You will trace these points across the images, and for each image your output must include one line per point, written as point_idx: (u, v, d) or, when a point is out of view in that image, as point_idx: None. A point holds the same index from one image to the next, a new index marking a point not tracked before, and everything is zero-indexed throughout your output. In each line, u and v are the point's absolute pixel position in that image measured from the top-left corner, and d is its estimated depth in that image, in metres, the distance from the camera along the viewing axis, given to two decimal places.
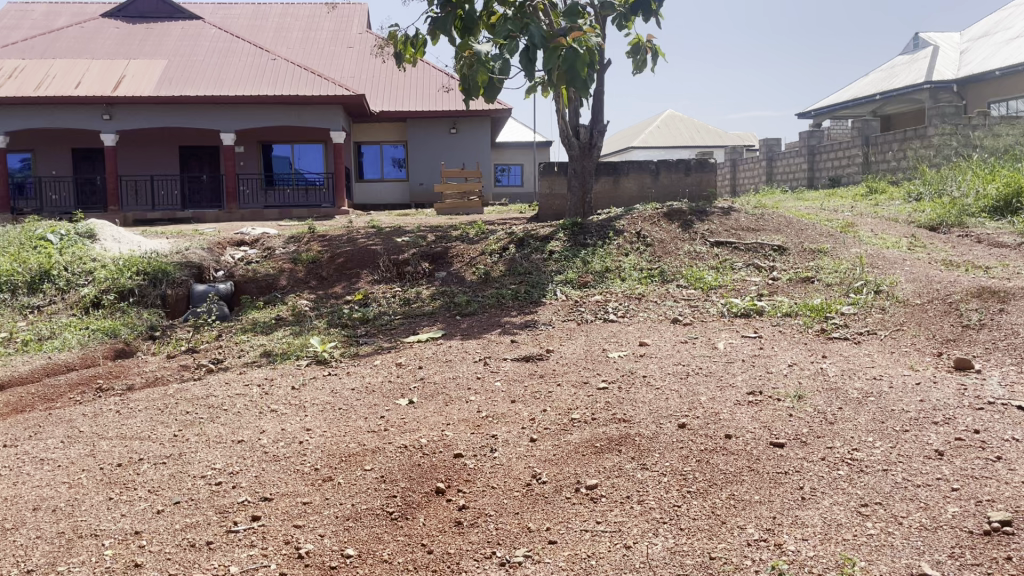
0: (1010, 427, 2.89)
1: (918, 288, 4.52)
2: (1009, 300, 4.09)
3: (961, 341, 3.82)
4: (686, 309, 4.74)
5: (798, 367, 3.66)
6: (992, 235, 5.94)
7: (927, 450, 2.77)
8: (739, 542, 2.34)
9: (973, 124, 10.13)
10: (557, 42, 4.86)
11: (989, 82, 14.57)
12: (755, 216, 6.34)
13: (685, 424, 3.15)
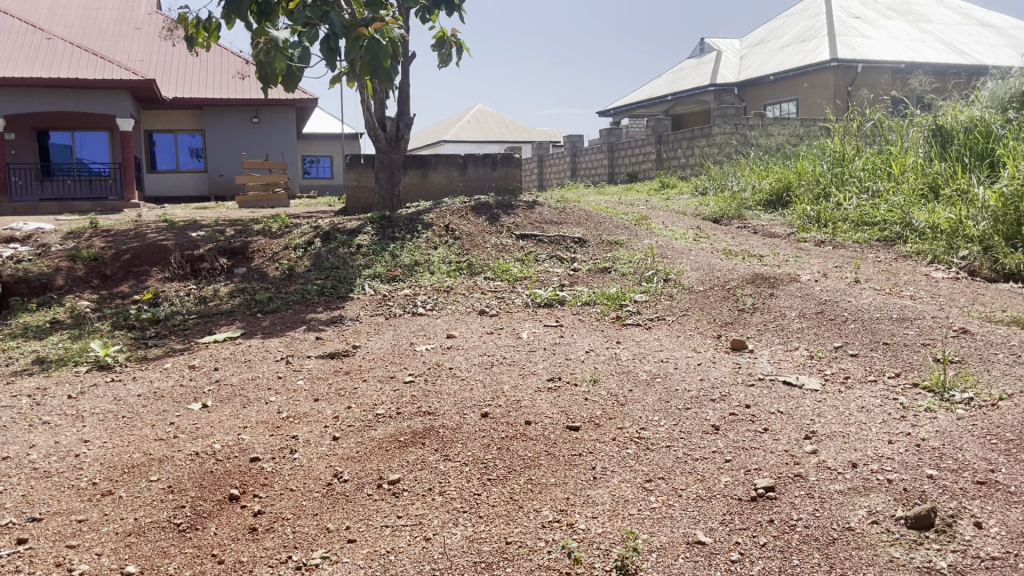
0: (777, 400, 3.18)
1: (701, 276, 4.86)
2: (777, 285, 4.50)
3: (738, 324, 4.16)
4: (492, 300, 4.81)
5: (594, 353, 3.82)
6: (766, 226, 6.50)
7: (705, 425, 2.98)
8: (534, 525, 2.41)
9: (750, 124, 11.04)
10: (359, 33, 4.77)
11: (766, 86, 15.93)
12: (558, 209, 6.56)
13: (487, 413, 3.20)
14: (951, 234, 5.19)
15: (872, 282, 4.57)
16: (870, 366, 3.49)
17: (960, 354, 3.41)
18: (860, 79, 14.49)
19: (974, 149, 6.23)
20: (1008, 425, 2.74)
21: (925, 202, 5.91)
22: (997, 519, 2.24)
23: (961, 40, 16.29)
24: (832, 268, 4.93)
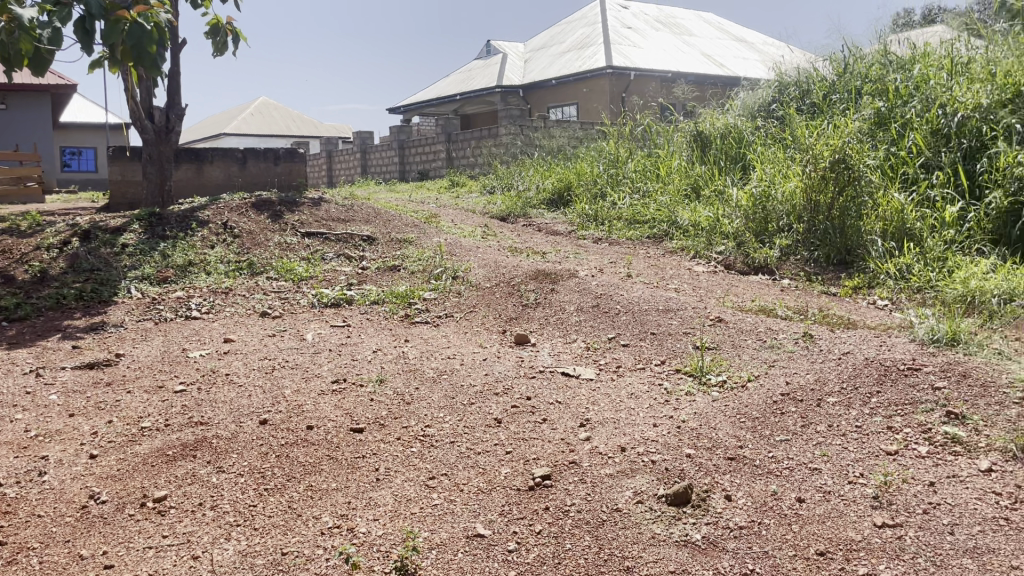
0: (555, 391, 3.31)
1: (488, 273, 4.95)
2: (558, 281, 4.68)
3: (521, 319, 4.28)
4: (275, 301, 4.62)
5: (380, 353, 3.77)
6: (549, 224, 6.76)
7: (488, 419, 3.04)
8: (313, 532, 2.33)
9: (533, 125, 11.43)
10: (119, 15, 4.40)
11: (549, 89, 16.59)
12: (344, 207, 6.43)
13: (266, 420, 3.06)
14: (710, 231, 5.69)
15: (643, 276, 4.88)
16: (639, 354, 3.73)
17: (716, 341, 3.72)
18: (634, 85, 15.47)
19: (728, 153, 6.83)
20: (754, 405, 3.03)
21: (688, 202, 6.40)
22: (744, 491, 2.47)
23: (719, 54, 17.87)
24: (608, 264, 5.21)
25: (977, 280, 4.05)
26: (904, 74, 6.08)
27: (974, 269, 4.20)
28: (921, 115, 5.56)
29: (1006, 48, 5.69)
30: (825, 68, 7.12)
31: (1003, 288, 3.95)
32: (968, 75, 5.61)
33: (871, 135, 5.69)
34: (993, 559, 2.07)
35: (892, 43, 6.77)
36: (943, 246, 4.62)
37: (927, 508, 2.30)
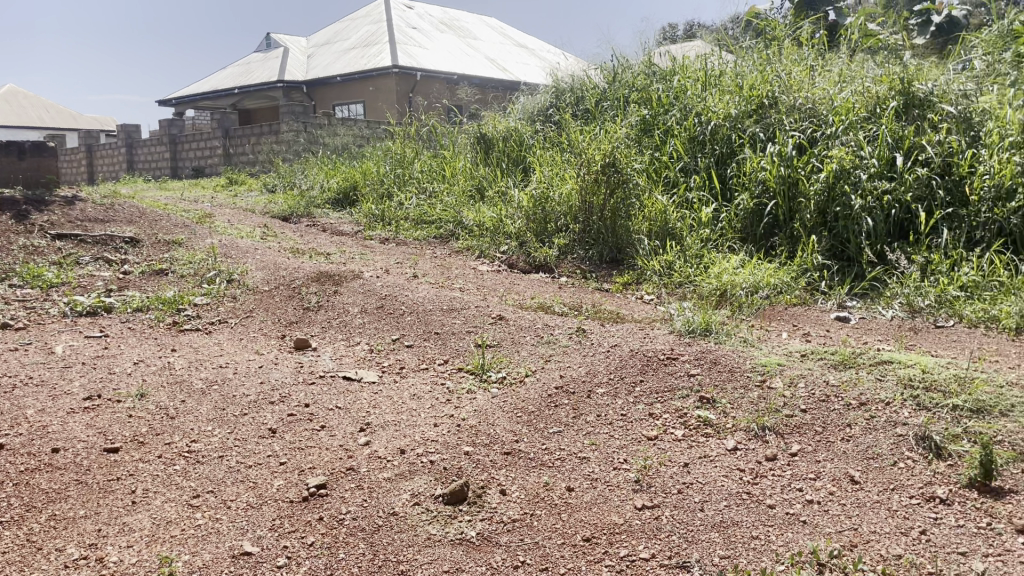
0: (336, 396, 3.23)
1: (266, 275, 4.74)
2: (341, 282, 4.58)
3: (302, 323, 4.14)
4: (18, 312, 4.13)
5: (142, 364, 3.49)
6: (334, 224, 6.59)
7: (262, 429, 2.90)
8: (54, 566, 2.10)
9: (316, 122, 11.12)
10: None
11: (333, 86, 16.22)
12: (105, 207, 5.90)
13: (2, 445, 2.72)
14: (494, 231, 5.82)
15: (428, 277, 4.88)
16: (423, 354, 3.72)
17: (497, 338, 3.80)
18: (419, 86, 15.56)
19: (509, 155, 7.02)
20: (530, 399, 3.13)
21: (472, 202, 6.50)
22: (517, 485, 2.54)
23: (504, 59, 18.39)
24: (393, 264, 5.17)
25: (728, 275, 4.44)
26: (665, 84, 6.54)
27: (726, 265, 4.60)
28: (680, 123, 6.00)
29: (750, 64, 6.29)
30: (597, 75, 7.50)
31: (750, 281, 4.36)
32: (719, 86, 6.14)
33: (638, 140, 6.07)
34: (737, 530, 2.26)
35: (655, 55, 7.27)
36: (701, 244, 5.01)
37: (682, 488, 2.48)
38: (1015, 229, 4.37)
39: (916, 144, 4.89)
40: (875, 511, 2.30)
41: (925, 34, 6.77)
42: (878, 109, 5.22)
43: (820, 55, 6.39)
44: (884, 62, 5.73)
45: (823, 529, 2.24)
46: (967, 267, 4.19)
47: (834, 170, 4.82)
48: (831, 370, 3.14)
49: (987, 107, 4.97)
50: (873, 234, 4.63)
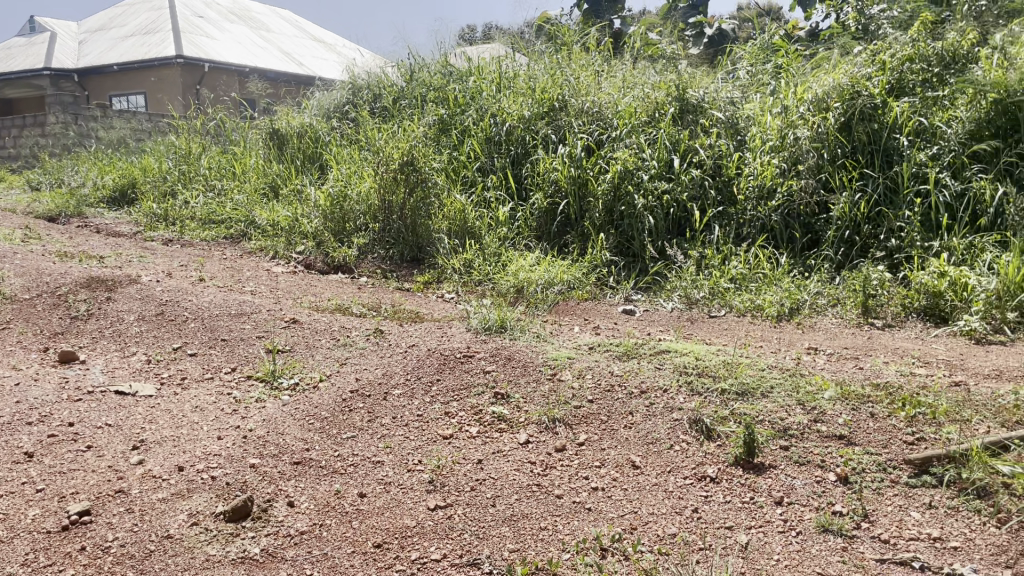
0: (106, 413, 2.96)
1: (27, 282, 4.27)
2: (115, 288, 4.22)
3: (69, 334, 3.77)
4: None
5: None
6: (110, 225, 6.09)
7: (15, 454, 2.60)
8: None
9: (89, 114, 10.23)
10: None
11: (110, 75, 14.99)
12: None
13: None
14: (289, 230, 5.61)
15: (216, 279, 4.62)
16: (208, 363, 3.50)
17: (289, 343, 3.64)
18: (206, 78, 14.66)
19: (305, 153, 6.80)
20: (324, 405, 3.03)
21: (266, 201, 6.25)
22: (306, 495, 2.44)
23: (300, 54, 17.83)
24: (177, 267, 4.85)
25: (525, 272, 4.56)
26: (461, 84, 6.59)
27: (522, 262, 4.72)
28: (476, 123, 6.06)
29: (542, 67, 6.47)
30: (394, 73, 7.43)
31: (544, 277, 4.50)
32: (513, 88, 6.27)
33: (435, 139, 6.08)
34: (526, 523, 2.31)
35: (452, 55, 7.30)
36: (498, 242, 5.11)
37: (474, 485, 2.49)
38: (775, 226, 4.78)
39: (691, 147, 5.25)
40: (653, 494, 2.43)
41: (699, 45, 7.32)
42: (658, 114, 5.53)
43: (606, 61, 6.68)
44: (663, 70, 6.09)
45: (607, 515, 2.34)
46: (735, 261, 4.55)
47: (619, 171, 5.07)
48: (616, 361, 3.28)
49: (750, 113, 5.40)
50: (655, 232, 4.92)
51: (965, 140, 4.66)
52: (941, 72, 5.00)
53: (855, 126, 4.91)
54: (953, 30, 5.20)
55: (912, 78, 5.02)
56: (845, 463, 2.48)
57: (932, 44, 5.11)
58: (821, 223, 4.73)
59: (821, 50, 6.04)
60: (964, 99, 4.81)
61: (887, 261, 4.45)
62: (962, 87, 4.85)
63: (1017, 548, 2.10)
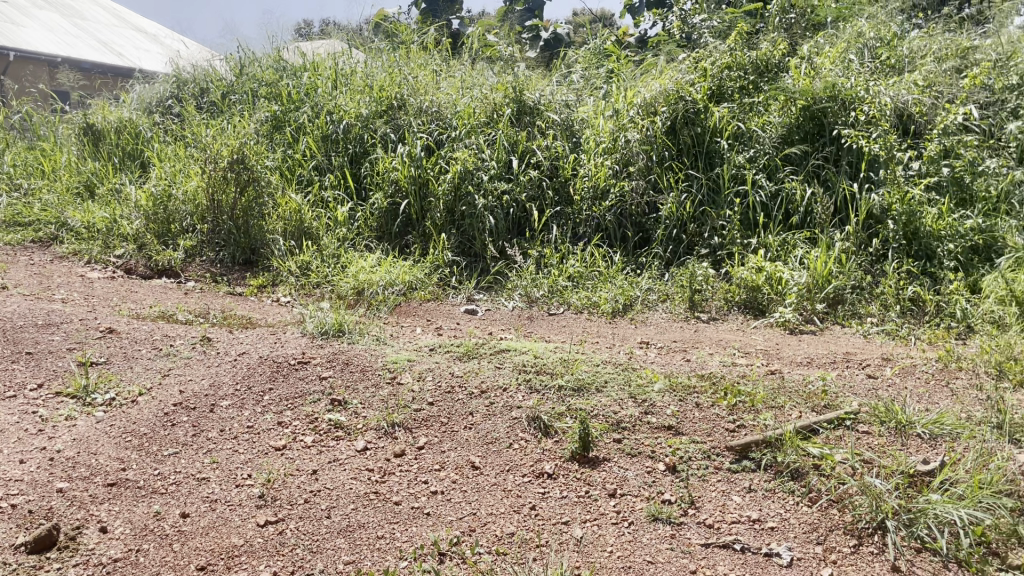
0: None
1: None
2: None
3: None
4: None
5: None
6: None
7: None
8: None
9: None
10: None
11: None
12: None
13: None
14: (107, 233, 5.22)
15: (21, 287, 4.22)
16: (9, 380, 3.17)
17: (104, 355, 3.37)
18: None
19: (124, 150, 6.36)
20: (143, 420, 2.82)
21: (81, 201, 5.79)
22: (121, 519, 2.28)
23: None
24: None
25: (364, 274, 4.48)
26: (295, 80, 6.37)
27: (362, 264, 4.62)
28: (311, 121, 5.87)
29: (379, 66, 6.36)
30: (222, 66, 7.08)
31: (386, 278, 4.44)
32: (350, 86, 6.12)
33: (268, 137, 5.84)
34: (362, 533, 2.25)
35: (284, 50, 7.02)
36: (337, 244, 4.98)
37: (308, 497, 2.41)
38: (609, 225, 4.93)
39: (528, 148, 5.31)
40: (492, 494, 2.43)
41: (536, 48, 7.44)
42: (496, 115, 5.53)
43: (444, 60, 6.65)
44: (500, 71, 6.13)
45: (445, 519, 2.32)
46: (573, 259, 4.66)
47: (459, 171, 5.05)
48: (456, 362, 3.26)
49: (584, 116, 5.53)
50: (495, 232, 4.95)
51: (778, 143, 5.00)
52: (756, 79, 5.28)
53: (680, 130, 5.13)
54: (766, 40, 5.53)
55: (730, 85, 5.25)
56: (673, 453, 2.59)
57: (747, 53, 5.36)
58: (651, 222, 4.92)
59: (649, 55, 6.28)
60: (776, 106, 5.09)
61: (710, 257, 4.69)
62: (774, 93, 5.13)
63: (825, 524, 2.26)
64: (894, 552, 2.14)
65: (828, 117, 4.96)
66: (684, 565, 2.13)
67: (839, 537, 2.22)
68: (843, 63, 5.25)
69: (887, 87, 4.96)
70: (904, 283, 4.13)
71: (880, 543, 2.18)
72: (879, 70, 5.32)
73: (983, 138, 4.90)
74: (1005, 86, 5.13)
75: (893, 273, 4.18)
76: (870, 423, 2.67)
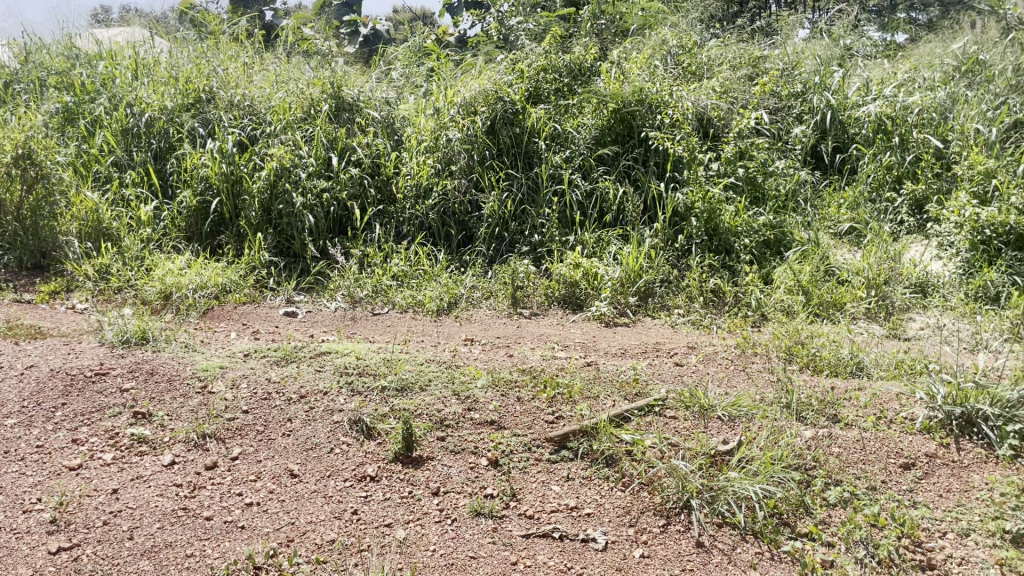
0: None
1: None
2: None
3: None
4: None
5: None
6: None
7: None
8: None
9: None
10: None
11: None
12: None
13: None
14: None
15: None
16: None
17: None
18: None
19: None
20: None
21: None
22: None
23: None
24: None
25: (173, 277, 4.23)
26: (89, 69, 5.88)
27: (170, 266, 4.36)
28: (109, 114, 5.44)
29: (185, 57, 5.99)
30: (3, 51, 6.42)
31: (196, 281, 4.21)
32: (153, 77, 5.73)
33: (59, 129, 5.36)
34: (169, 553, 2.14)
35: (77, 36, 6.47)
36: (141, 245, 4.66)
37: (108, 518, 2.25)
38: (432, 224, 4.92)
39: (348, 145, 5.17)
40: (312, 502, 2.37)
41: (355, 43, 7.31)
42: (313, 111, 5.36)
43: (257, 53, 6.37)
44: (317, 65, 5.94)
45: (261, 531, 2.24)
46: (396, 258, 4.62)
47: (274, 168, 4.86)
48: (273, 367, 3.12)
49: (405, 114, 5.43)
50: (315, 231, 4.81)
51: (592, 144, 5.16)
52: (570, 82, 5.45)
53: (499, 130, 5.16)
54: (578, 45, 5.73)
55: (547, 86, 5.38)
56: (496, 447, 2.62)
57: (561, 56, 5.54)
58: (473, 221, 4.96)
59: (468, 55, 6.32)
60: (589, 108, 5.24)
61: (531, 255, 4.80)
62: (587, 96, 5.29)
63: (637, 506, 2.37)
64: (698, 529, 2.28)
65: (637, 120, 5.16)
66: (505, 558, 2.17)
67: (649, 518, 2.33)
68: (649, 69, 5.53)
69: (689, 92, 5.29)
70: (708, 276, 4.41)
71: (687, 521, 2.32)
72: (682, 76, 5.66)
73: (773, 142, 5.35)
74: (790, 93, 5.61)
75: (697, 267, 4.46)
76: (677, 408, 2.84)
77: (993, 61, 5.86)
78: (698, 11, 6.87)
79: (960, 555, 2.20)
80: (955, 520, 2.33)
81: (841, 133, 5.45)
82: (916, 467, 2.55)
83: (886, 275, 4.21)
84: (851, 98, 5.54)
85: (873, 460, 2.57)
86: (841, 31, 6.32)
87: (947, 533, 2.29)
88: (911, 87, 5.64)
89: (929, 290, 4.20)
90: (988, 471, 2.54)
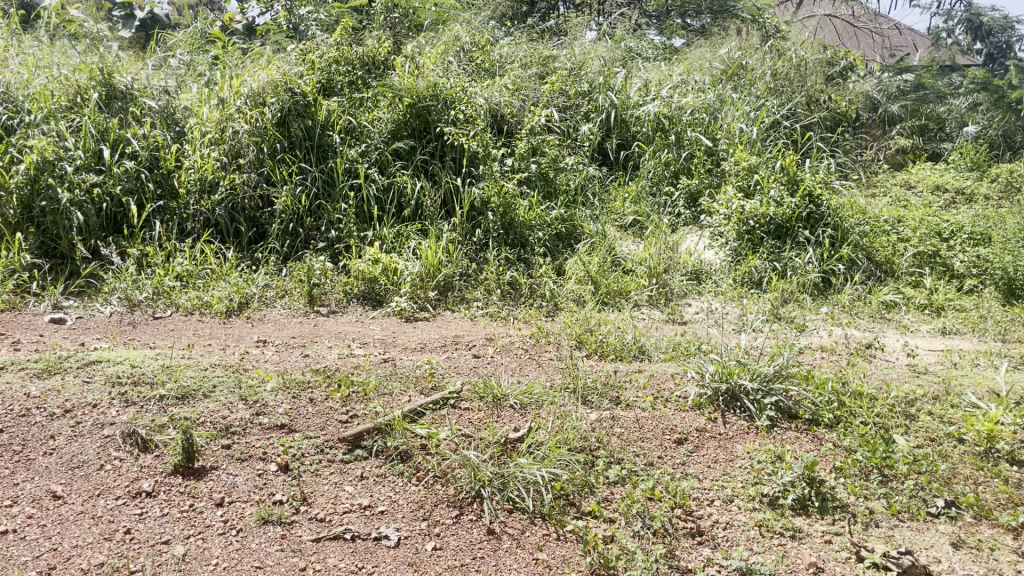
0: None
1: None
2: None
3: None
4: None
5: None
6: None
7: None
8: None
9: None
10: None
11: None
12: None
13: None
14: None
15: None
16: None
17: None
18: None
19: None
20: None
21: None
22: None
23: None
24: None
25: None
26: None
27: None
28: None
29: None
30: None
31: None
32: None
33: None
34: None
35: None
36: None
37: None
38: (219, 220, 4.69)
39: (122, 136, 4.79)
40: (77, 524, 2.18)
41: (130, 27, 6.81)
42: (79, 99, 4.92)
43: (14, 35, 5.76)
44: (84, 47, 5.43)
45: (17, 560, 2.05)
46: (180, 257, 4.35)
47: (35, 161, 4.42)
48: (34, 380, 2.84)
49: (186, 103, 5.11)
50: (85, 229, 4.43)
51: (387, 139, 5.09)
52: (363, 75, 5.37)
53: (291, 122, 4.99)
54: (371, 38, 5.68)
55: (340, 78, 5.26)
56: (285, 451, 2.53)
57: (354, 48, 5.45)
58: (264, 216, 4.77)
59: (255, 44, 6.06)
60: (385, 102, 5.18)
61: (328, 251, 4.68)
62: (381, 91, 5.23)
63: (431, 500, 2.38)
64: (489, 516, 2.34)
65: (432, 115, 5.18)
66: (294, 564, 2.11)
67: (443, 510, 2.35)
68: (443, 64, 5.55)
69: (482, 88, 5.38)
70: (503, 269, 4.52)
71: (478, 510, 2.37)
72: (475, 73, 5.76)
73: (562, 139, 5.59)
74: (577, 92, 5.88)
75: (493, 260, 4.55)
76: (471, 399, 2.89)
77: (754, 67, 6.44)
78: (489, 9, 7.01)
79: (725, 520, 2.41)
80: (720, 488, 2.54)
81: (624, 131, 5.77)
82: (687, 441, 2.76)
83: (665, 264, 4.53)
84: (633, 98, 5.87)
85: (651, 438, 2.75)
86: (623, 34, 6.70)
87: (713, 501, 2.49)
88: (684, 88, 6.06)
89: (703, 277, 4.55)
90: (749, 441, 2.78)
